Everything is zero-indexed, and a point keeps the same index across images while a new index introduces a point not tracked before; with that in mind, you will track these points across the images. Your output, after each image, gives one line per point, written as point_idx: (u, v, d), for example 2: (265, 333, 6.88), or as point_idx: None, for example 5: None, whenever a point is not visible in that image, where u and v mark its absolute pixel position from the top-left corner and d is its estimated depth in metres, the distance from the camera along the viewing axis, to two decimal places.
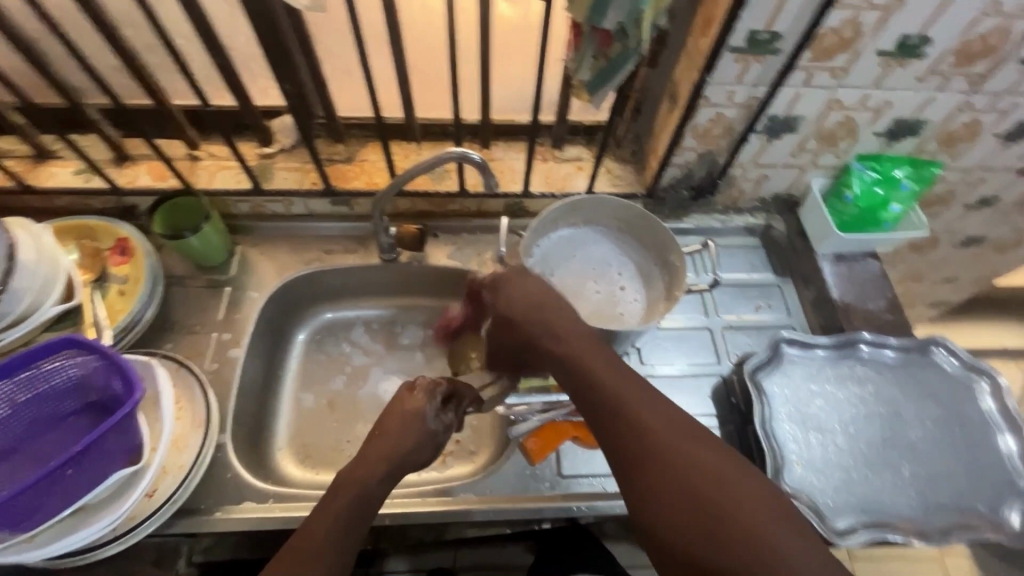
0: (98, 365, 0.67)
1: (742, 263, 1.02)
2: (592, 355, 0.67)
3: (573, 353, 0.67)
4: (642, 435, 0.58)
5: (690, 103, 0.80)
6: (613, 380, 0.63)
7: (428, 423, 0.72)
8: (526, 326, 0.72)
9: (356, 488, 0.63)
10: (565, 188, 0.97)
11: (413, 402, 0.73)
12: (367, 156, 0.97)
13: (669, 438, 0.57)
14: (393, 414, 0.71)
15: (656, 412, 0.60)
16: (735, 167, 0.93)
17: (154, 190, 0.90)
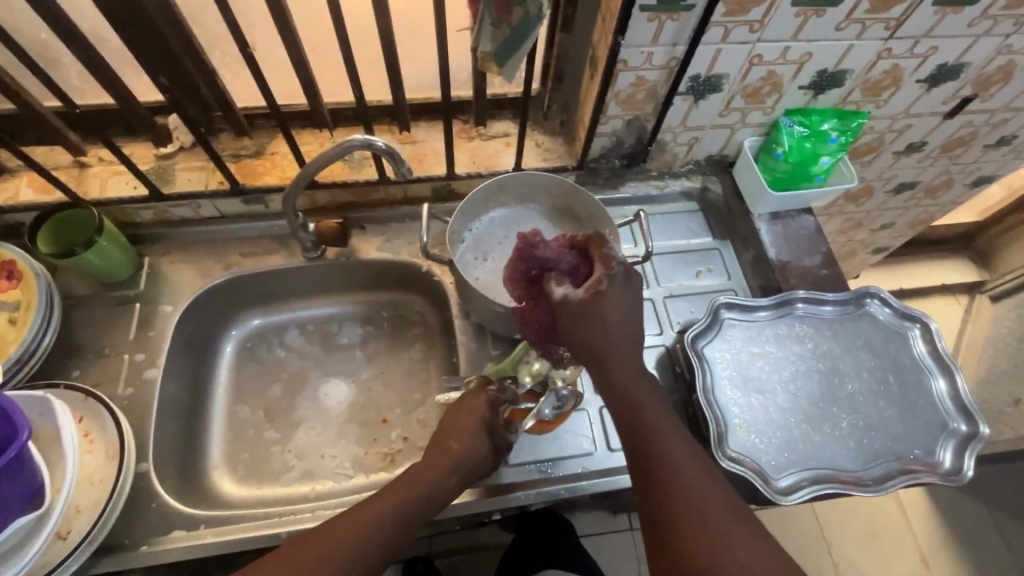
0: None
1: (681, 229, 1.00)
2: (644, 391, 0.64)
3: (625, 385, 0.63)
4: (679, 492, 0.57)
5: (608, 69, 0.76)
6: (664, 427, 0.62)
7: (494, 435, 0.72)
8: (582, 334, 0.63)
9: (417, 492, 0.63)
10: (493, 166, 0.93)
11: (481, 406, 0.73)
12: (277, 148, 0.90)
13: (708, 502, 0.57)
14: (464, 415, 0.72)
15: (701, 473, 0.59)
16: (664, 132, 0.90)
17: (37, 205, 0.82)
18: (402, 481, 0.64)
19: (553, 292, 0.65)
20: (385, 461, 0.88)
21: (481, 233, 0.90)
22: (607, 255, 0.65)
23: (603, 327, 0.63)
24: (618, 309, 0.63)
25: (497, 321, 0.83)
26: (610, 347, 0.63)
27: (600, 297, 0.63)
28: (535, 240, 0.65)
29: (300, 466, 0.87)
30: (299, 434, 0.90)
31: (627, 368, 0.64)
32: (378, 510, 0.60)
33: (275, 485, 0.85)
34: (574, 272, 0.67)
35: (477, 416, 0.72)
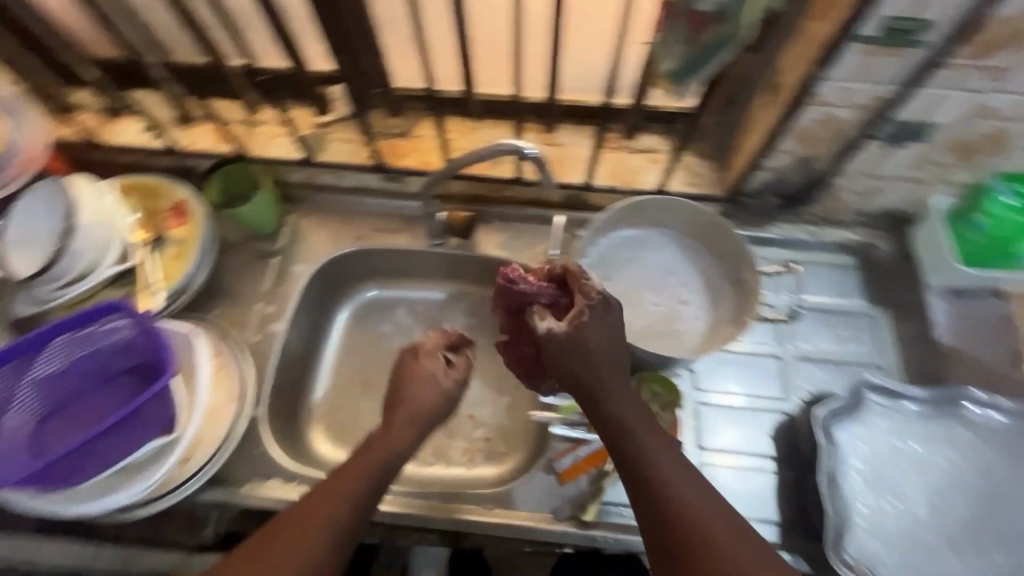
0: (143, 331, 0.70)
1: (831, 285, 0.88)
2: (633, 413, 0.62)
3: (615, 410, 0.62)
4: (678, 520, 0.54)
5: (794, 101, 0.67)
6: (654, 448, 0.59)
7: (443, 385, 0.71)
8: (568, 363, 0.64)
9: (380, 458, 0.64)
10: (632, 184, 0.88)
11: (432, 373, 0.72)
12: (423, 131, 0.92)
13: (706, 525, 0.53)
14: (425, 386, 0.71)
15: (699, 495, 0.56)
16: (840, 177, 0.79)
17: (213, 154, 0.91)
18: (370, 457, 0.64)
19: (537, 326, 0.65)
20: (466, 457, 0.88)
21: (607, 251, 0.85)
22: (587, 286, 0.65)
23: (587, 357, 0.63)
24: (597, 335, 0.63)
25: None
26: (596, 377, 0.63)
27: (583, 328, 0.63)
28: (513, 278, 0.68)
29: None
30: None
31: (615, 392, 0.63)
32: (348, 483, 0.60)
33: None
34: (556, 304, 0.68)
35: (433, 389, 0.71)
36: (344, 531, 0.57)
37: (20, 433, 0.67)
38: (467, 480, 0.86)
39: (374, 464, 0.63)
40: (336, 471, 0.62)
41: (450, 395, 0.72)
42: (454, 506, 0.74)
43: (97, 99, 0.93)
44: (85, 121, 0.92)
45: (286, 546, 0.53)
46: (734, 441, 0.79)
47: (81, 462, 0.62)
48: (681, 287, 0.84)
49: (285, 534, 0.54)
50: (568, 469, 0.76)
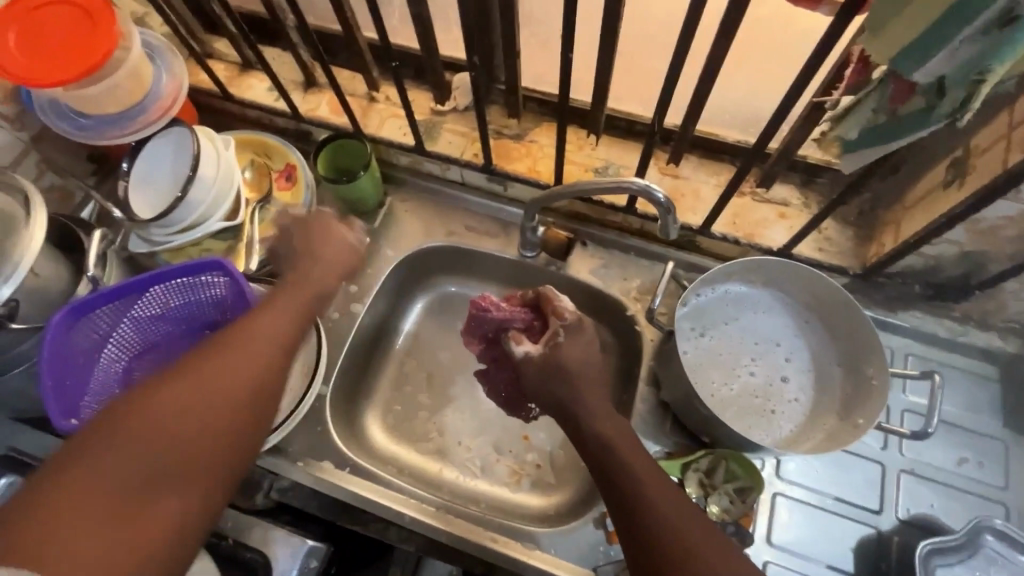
0: (235, 292, 0.71)
1: (963, 395, 0.77)
2: (608, 420, 0.61)
3: (593, 420, 0.60)
4: (654, 524, 0.52)
5: (986, 192, 0.56)
6: (633, 457, 0.57)
7: (360, 253, 0.76)
8: (551, 376, 0.65)
9: (313, 292, 0.67)
10: (755, 237, 0.79)
11: (349, 243, 0.76)
12: (538, 137, 0.87)
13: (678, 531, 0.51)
14: (331, 242, 0.74)
15: (674, 501, 0.53)
16: (1012, 281, 0.67)
17: (329, 124, 0.91)
18: (297, 304, 0.63)
19: (514, 350, 0.69)
20: (512, 479, 0.85)
21: (709, 304, 0.78)
22: (558, 309, 0.69)
23: (562, 373, 0.64)
24: (573, 349, 0.66)
25: (692, 416, 0.71)
26: (575, 390, 0.63)
27: (558, 348, 0.66)
28: (486, 303, 0.74)
29: (438, 442, 0.88)
30: (447, 411, 0.89)
31: (592, 401, 0.62)
32: (278, 322, 0.60)
33: (411, 450, 0.87)
34: (529, 327, 0.73)
35: (344, 253, 0.74)
36: (280, 355, 0.57)
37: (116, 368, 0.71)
38: (510, 504, 0.84)
39: (302, 306, 0.64)
40: (268, 307, 0.62)
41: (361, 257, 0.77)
42: (492, 535, 0.72)
43: (234, 52, 0.95)
44: (219, 70, 0.95)
45: (234, 353, 0.54)
46: (808, 545, 0.71)
47: None
48: (784, 360, 0.76)
49: (234, 358, 0.54)
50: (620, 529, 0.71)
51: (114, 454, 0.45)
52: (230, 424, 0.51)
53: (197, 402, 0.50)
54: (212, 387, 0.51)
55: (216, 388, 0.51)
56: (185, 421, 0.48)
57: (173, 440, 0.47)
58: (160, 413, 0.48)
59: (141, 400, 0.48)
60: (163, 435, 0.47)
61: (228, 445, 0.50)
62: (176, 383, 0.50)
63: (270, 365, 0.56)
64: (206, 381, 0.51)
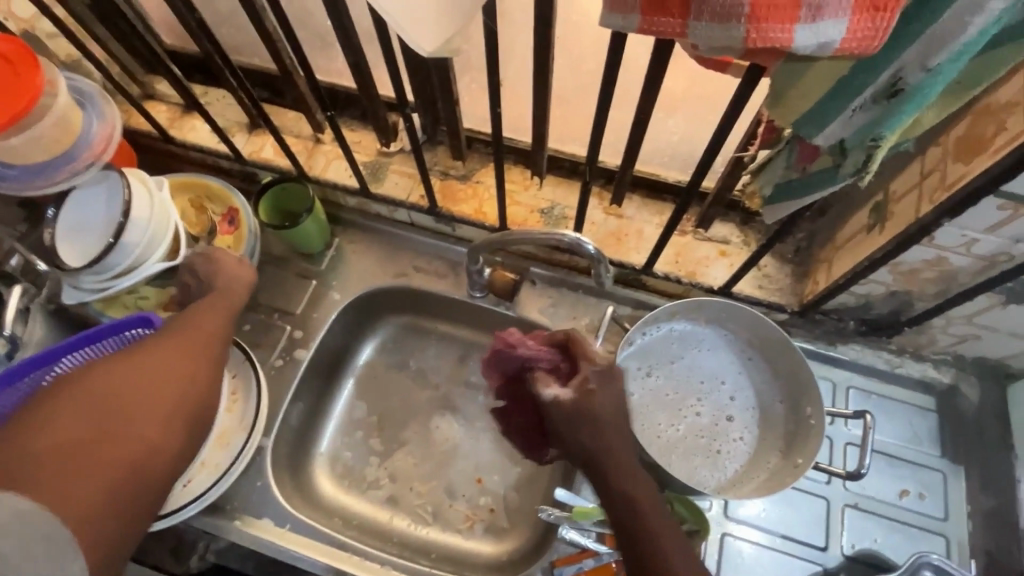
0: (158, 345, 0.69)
1: (902, 428, 0.78)
2: (642, 488, 0.54)
3: (630, 489, 0.53)
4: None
5: (902, 238, 0.58)
6: (669, 538, 0.52)
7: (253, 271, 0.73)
8: (591, 427, 0.56)
9: (224, 308, 0.68)
10: (697, 276, 0.80)
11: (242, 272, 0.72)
12: (484, 178, 0.88)
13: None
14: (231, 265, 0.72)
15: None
16: (937, 317, 0.69)
17: (272, 166, 0.90)
18: (220, 297, 0.68)
19: (542, 392, 0.60)
20: (465, 525, 0.83)
21: (657, 344, 0.77)
22: (587, 351, 0.63)
23: (596, 428, 0.56)
24: (605, 401, 0.57)
25: None
26: (610, 446, 0.55)
27: (591, 395, 0.57)
28: (512, 343, 0.68)
29: (388, 488, 0.85)
30: (397, 456, 0.87)
31: (627, 466, 0.54)
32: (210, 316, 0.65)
33: (361, 498, 0.85)
34: (556, 370, 0.65)
35: (239, 279, 0.71)
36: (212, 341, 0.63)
37: None
38: (462, 552, 0.82)
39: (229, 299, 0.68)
40: (195, 311, 0.65)
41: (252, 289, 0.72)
42: None
43: (175, 93, 0.93)
44: (160, 112, 0.93)
45: (148, 366, 0.55)
46: None
47: None
48: (730, 398, 0.76)
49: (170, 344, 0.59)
50: None
51: (76, 405, 0.48)
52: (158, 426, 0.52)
53: (147, 372, 0.54)
54: (157, 365, 0.56)
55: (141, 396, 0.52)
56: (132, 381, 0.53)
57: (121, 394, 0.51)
58: (112, 374, 0.52)
59: (92, 372, 0.52)
60: (116, 389, 0.51)
61: (176, 398, 0.55)
62: (121, 358, 0.54)
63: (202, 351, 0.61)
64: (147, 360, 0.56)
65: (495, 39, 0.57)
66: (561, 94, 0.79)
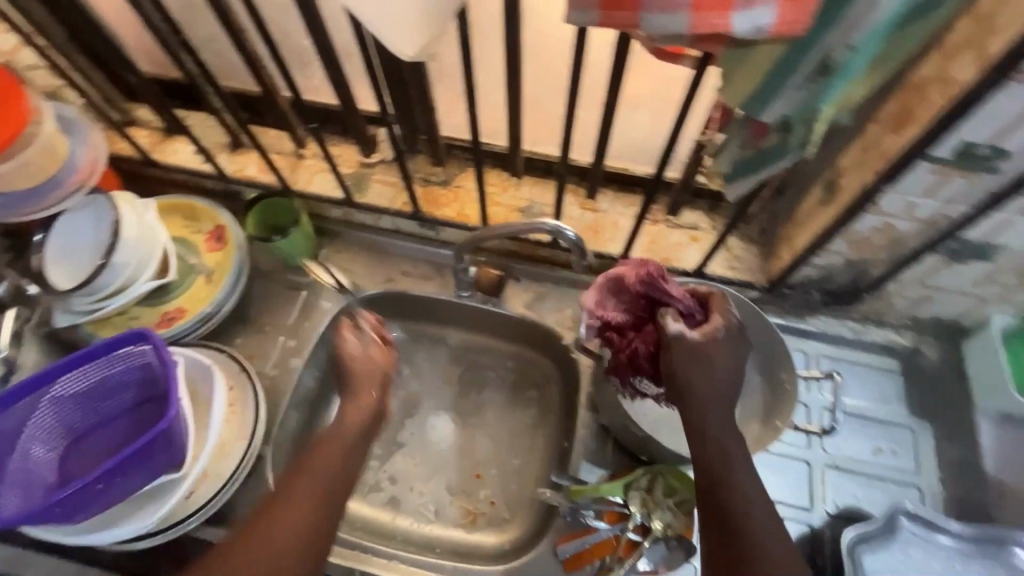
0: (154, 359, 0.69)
1: (872, 390, 0.82)
2: (733, 447, 0.57)
3: (718, 435, 0.58)
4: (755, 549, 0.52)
5: (851, 208, 0.64)
6: (747, 479, 0.56)
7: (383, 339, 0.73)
8: (698, 372, 0.59)
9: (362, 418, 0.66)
10: (671, 261, 0.85)
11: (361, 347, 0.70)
12: (464, 182, 0.92)
13: (777, 565, 0.52)
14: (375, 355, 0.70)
15: (775, 534, 0.54)
16: (891, 282, 0.75)
17: (257, 183, 0.92)
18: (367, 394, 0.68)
19: (667, 325, 0.61)
20: (467, 519, 0.85)
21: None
22: (728, 310, 0.63)
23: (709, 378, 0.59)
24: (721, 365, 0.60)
25: (626, 434, 0.75)
26: (710, 394, 0.58)
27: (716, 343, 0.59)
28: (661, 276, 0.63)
29: (389, 490, 0.87)
30: (396, 458, 0.89)
31: (721, 413, 0.59)
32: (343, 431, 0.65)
33: (362, 501, 0.86)
34: (689, 317, 0.64)
35: (373, 364, 0.69)
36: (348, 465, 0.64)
37: (43, 457, 0.68)
38: (465, 545, 0.83)
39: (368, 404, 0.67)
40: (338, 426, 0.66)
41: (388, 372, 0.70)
42: None
43: (156, 118, 0.96)
44: (142, 137, 0.95)
45: (273, 525, 0.58)
46: None
47: (79, 502, 0.60)
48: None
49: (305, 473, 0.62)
50: (571, 557, 0.73)
51: None
52: None
53: (264, 535, 0.58)
54: (281, 525, 0.59)
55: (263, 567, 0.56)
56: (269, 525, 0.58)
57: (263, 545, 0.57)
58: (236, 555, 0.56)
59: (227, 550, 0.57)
60: (247, 570, 0.56)
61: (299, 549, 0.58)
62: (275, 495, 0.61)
63: (333, 472, 0.63)
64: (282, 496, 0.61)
65: (469, 45, 0.62)
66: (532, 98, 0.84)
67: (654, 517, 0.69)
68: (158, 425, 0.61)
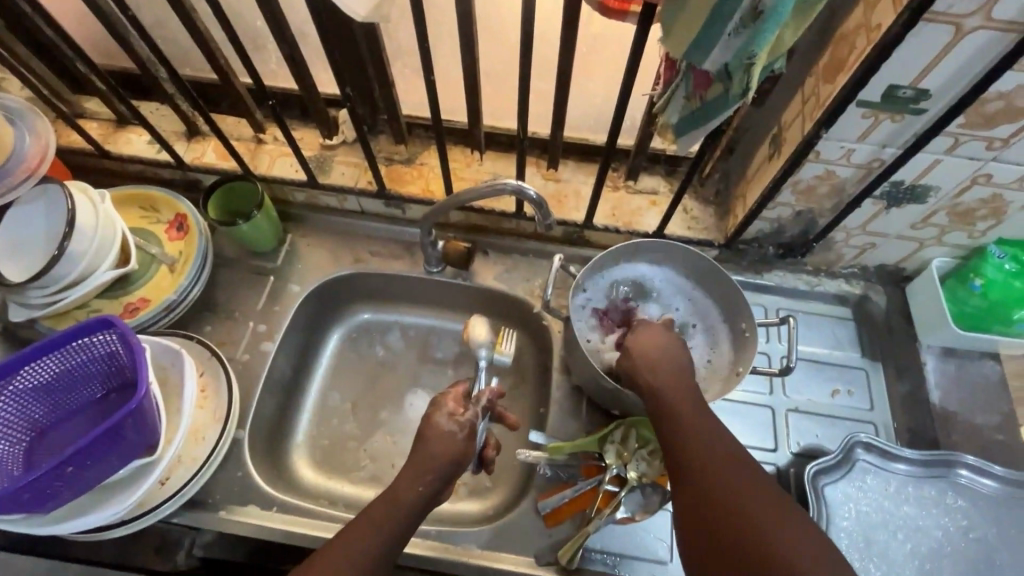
0: (119, 345, 0.68)
1: (826, 337, 0.87)
2: (675, 392, 0.63)
3: (668, 408, 0.61)
4: (722, 494, 0.53)
5: (795, 157, 0.67)
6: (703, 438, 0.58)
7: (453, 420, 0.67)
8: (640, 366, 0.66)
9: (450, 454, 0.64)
10: (633, 224, 0.87)
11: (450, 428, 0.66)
12: (427, 159, 0.92)
13: (727, 479, 0.54)
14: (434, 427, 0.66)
15: (727, 459, 0.56)
16: (838, 231, 0.80)
17: (216, 169, 0.91)
18: (451, 442, 0.65)
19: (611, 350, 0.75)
20: (450, 490, 0.86)
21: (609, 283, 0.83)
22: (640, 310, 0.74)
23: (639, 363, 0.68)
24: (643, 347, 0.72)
25: (598, 391, 0.78)
26: (638, 366, 0.67)
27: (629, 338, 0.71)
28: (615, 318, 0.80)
29: (370, 468, 0.87)
30: (375, 436, 0.89)
31: (658, 372, 0.65)
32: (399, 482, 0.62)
33: (343, 481, 0.86)
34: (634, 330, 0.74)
35: (453, 445, 0.65)
36: (404, 522, 0.60)
37: (8, 450, 0.66)
38: (449, 515, 0.84)
39: (427, 465, 0.63)
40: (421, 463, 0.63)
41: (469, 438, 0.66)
42: (432, 544, 0.74)
43: (106, 109, 0.93)
44: (92, 129, 0.93)
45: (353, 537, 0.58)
46: None
47: (48, 487, 0.59)
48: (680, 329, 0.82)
49: (367, 515, 0.60)
50: (551, 511, 0.74)
51: None
52: None
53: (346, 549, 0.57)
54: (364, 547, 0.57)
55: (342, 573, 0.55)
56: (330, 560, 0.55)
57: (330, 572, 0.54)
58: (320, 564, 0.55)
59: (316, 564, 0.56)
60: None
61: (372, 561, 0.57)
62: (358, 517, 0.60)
63: (390, 527, 0.59)
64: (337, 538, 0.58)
65: (421, 12, 0.63)
66: (489, 71, 0.85)
67: (631, 466, 0.72)
68: (126, 405, 0.60)
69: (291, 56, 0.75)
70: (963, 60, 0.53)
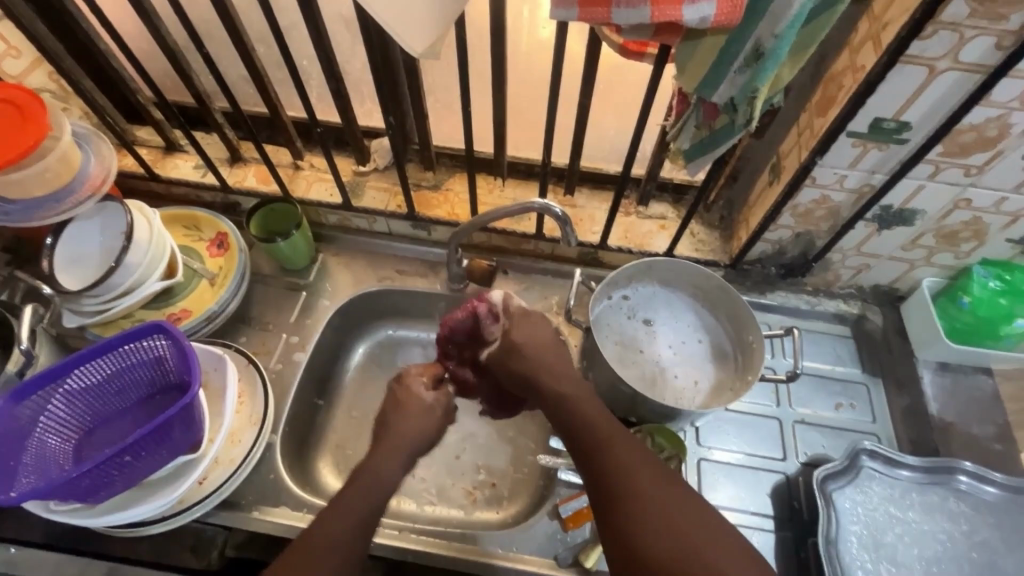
0: (169, 345, 0.72)
1: (828, 353, 0.92)
2: (579, 397, 0.71)
3: (563, 396, 0.71)
4: (635, 489, 0.61)
5: (795, 183, 0.74)
6: (634, 469, 0.62)
7: (425, 400, 0.79)
8: (550, 406, 0.72)
9: (426, 430, 0.77)
10: (645, 246, 0.94)
11: (428, 399, 0.79)
12: (453, 186, 0.99)
13: (651, 490, 0.60)
14: (410, 403, 0.79)
15: (647, 471, 0.62)
16: (834, 252, 0.86)
17: (257, 192, 0.97)
18: (415, 417, 0.77)
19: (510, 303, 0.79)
20: (468, 499, 0.89)
21: (634, 301, 0.89)
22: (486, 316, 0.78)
23: (539, 343, 0.75)
24: (530, 337, 0.76)
25: (615, 400, 0.82)
26: (544, 372, 0.74)
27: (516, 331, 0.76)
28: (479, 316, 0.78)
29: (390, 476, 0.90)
30: None
31: (562, 375, 0.73)
32: (382, 462, 0.71)
33: None
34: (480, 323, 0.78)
35: (431, 415, 0.78)
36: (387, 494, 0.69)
37: (58, 447, 0.70)
38: (467, 524, 0.87)
39: (403, 444, 0.74)
40: (399, 424, 0.76)
41: (442, 413, 0.80)
42: (456, 547, 0.76)
43: (157, 137, 1.01)
44: (142, 154, 1.00)
45: (363, 488, 0.67)
46: (732, 497, 0.81)
47: (104, 473, 0.63)
48: (695, 352, 0.86)
49: (347, 502, 0.65)
50: (572, 514, 0.78)
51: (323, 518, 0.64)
52: (365, 522, 0.65)
53: (363, 485, 0.68)
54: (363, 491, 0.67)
55: (354, 505, 0.65)
56: (328, 528, 0.63)
57: (324, 555, 0.60)
58: (342, 503, 0.65)
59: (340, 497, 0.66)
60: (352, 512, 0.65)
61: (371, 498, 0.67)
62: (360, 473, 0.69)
63: (372, 507, 0.66)
64: (327, 512, 0.64)
65: (462, 51, 0.71)
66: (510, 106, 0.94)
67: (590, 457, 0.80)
68: (178, 402, 0.64)
69: (338, 90, 0.83)
70: (938, 96, 0.61)
